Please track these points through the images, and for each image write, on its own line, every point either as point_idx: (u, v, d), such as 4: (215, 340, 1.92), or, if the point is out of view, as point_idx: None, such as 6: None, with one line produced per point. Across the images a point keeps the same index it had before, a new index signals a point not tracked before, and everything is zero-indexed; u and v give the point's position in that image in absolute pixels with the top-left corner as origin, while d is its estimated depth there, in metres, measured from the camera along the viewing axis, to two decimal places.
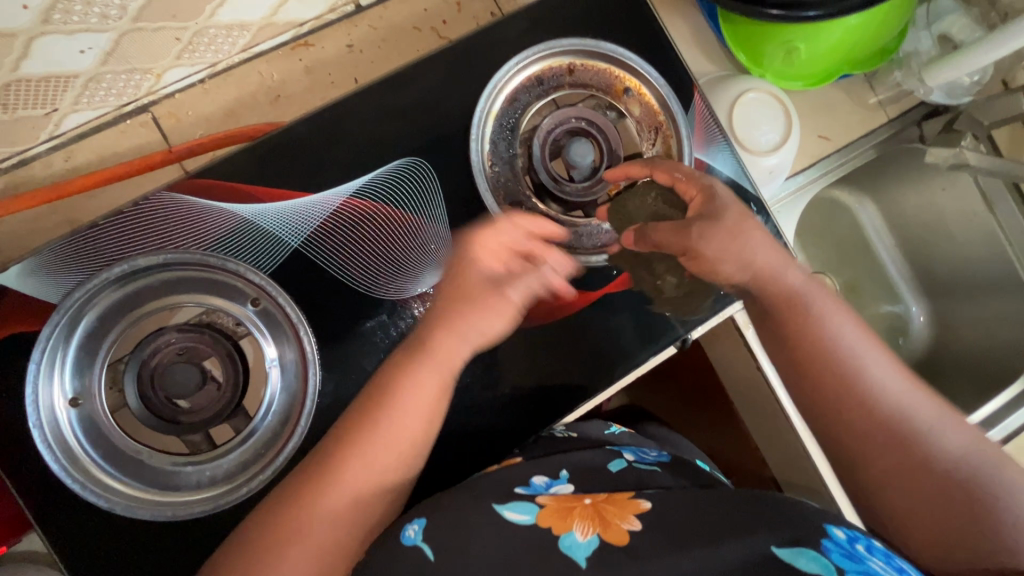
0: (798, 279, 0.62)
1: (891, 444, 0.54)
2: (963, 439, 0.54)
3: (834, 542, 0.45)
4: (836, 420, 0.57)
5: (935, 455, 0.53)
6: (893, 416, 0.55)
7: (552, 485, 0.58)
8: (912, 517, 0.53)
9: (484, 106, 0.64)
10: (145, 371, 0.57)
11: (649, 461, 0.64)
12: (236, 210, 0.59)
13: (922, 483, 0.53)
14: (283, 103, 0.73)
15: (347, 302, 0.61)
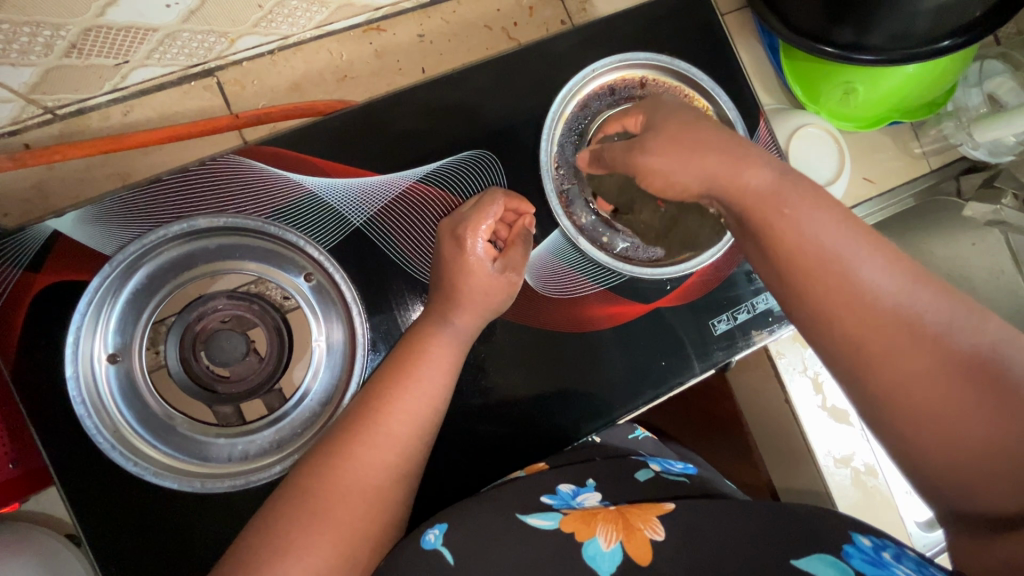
0: (749, 178, 0.45)
1: (902, 378, 0.38)
2: (1005, 347, 0.37)
3: (856, 548, 0.40)
4: (850, 355, 0.40)
5: (1001, 387, 0.36)
6: (915, 334, 0.38)
7: (579, 494, 0.53)
8: (979, 477, 0.36)
9: (557, 108, 0.65)
10: (188, 334, 0.56)
11: (676, 473, 0.60)
12: (302, 181, 0.58)
13: (989, 425, 0.35)
14: (349, 84, 0.73)
15: (400, 287, 0.59)
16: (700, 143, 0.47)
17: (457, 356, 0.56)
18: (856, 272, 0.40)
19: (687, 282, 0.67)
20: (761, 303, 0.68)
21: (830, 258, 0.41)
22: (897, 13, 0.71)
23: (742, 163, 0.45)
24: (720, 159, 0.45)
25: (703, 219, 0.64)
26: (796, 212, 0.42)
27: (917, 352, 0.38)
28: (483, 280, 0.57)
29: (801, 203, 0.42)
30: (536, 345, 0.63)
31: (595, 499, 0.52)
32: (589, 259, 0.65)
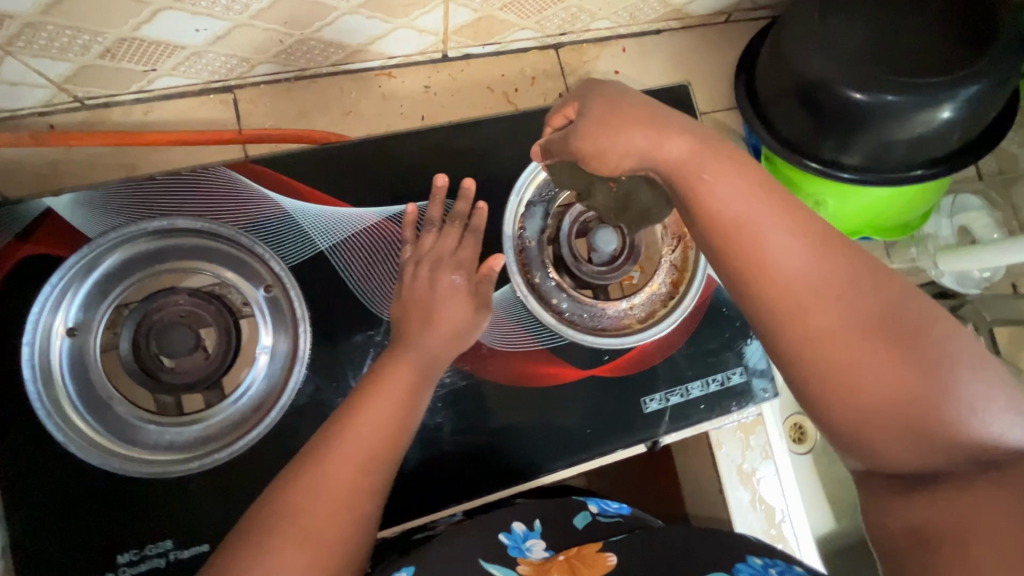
0: (677, 152, 0.44)
1: (817, 332, 0.38)
2: (905, 302, 0.38)
3: (747, 565, 0.48)
4: (771, 310, 0.39)
5: (904, 342, 0.37)
6: (827, 288, 0.38)
7: (528, 538, 0.56)
8: (878, 428, 0.37)
9: (531, 173, 0.70)
10: (144, 322, 0.60)
11: (612, 514, 0.62)
12: (281, 201, 0.63)
13: (892, 377, 0.36)
14: (352, 119, 0.79)
15: (351, 313, 0.63)
16: (634, 125, 0.46)
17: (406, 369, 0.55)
18: (772, 236, 0.39)
19: (626, 356, 0.69)
20: (695, 390, 0.70)
21: (748, 216, 0.40)
22: (872, 135, 0.74)
23: (669, 139, 0.45)
24: (652, 136, 0.45)
25: (655, 195, 0.57)
26: (718, 182, 0.42)
27: (828, 305, 0.38)
28: (448, 323, 0.58)
29: (722, 172, 0.42)
30: (468, 390, 0.65)
31: (542, 547, 0.55)
32: (536, 318, 0.68)
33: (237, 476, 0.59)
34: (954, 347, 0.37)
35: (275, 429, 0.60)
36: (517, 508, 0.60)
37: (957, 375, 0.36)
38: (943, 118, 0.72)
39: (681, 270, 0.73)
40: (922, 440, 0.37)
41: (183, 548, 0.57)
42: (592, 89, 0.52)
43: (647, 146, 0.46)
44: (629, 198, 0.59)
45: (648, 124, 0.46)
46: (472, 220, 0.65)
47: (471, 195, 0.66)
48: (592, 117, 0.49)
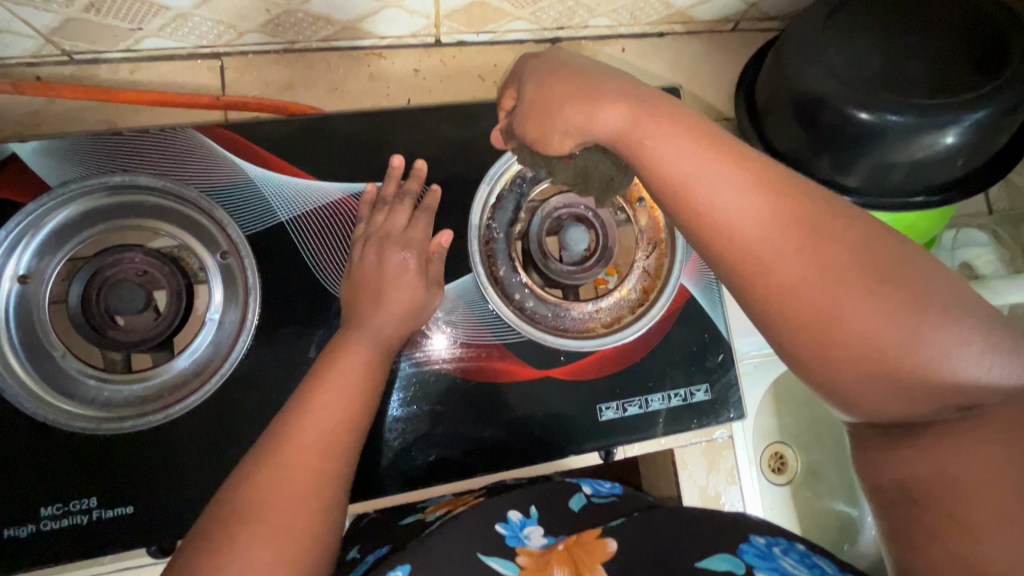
0: (614, 122, 0.43)
1: (791, 281, 0.36)
2: (878, 239, 0.36)
3: (751, 545, 0.46)
4: (739, 265, 0.38)
5: (881, 282, 0.35)
6: (794, 234, 0.36)
7: (525, 526, 0.54)
8: (861, 380, 0.35)
9: (504, 164, 0.68)
10: (97, 276, 0.59)
11: (605, 494, 0.63)
12: (247, 168, 0.62)
13: (873, 322, 0.34)
14: (337, 96, 0.78)
15: (306, 288, 0.62)
16: (573, 99, 0.46)
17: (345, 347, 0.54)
18: (721, 196, 0.38)
19: (586, 360, 0.67)
20: (656, 402, 0.68)
21: (703, 173, 0.38)
22: (872, 157, 0.70)
23: (604, 108, 0.44)
24: (585, 112, 0.45)
25: (613, 164, 0.56)
26: (662, 145, 0.40)
27: (797, 250, 0.36)
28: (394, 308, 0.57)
29: (664, 135, 0.41)
30: (417, 377, 0.64)
31: (540, 535, 0.53)
32: (496, 312, 0.66)
33: (172, 440, 0.58)
34: (935, 284, 0.35)
35: (216, 397, 0.59)
36: (510, 497, 0.58)
37: (939, 313, 0.34)
38: (947, 144, 0.67)
39: (653, 277, 0.71)
40: (906, 388, 0.35)
41: (107, 507, 0.56)
42: (528, 68, 0.52)
43: (587, 125, 0.45)
44: (587, 168, 0.57)
45: (578, 102, 0.45)
46: (425, 198, 0.64)
47: (423, 176, 0.66)
48: (533, 101, 0.49)
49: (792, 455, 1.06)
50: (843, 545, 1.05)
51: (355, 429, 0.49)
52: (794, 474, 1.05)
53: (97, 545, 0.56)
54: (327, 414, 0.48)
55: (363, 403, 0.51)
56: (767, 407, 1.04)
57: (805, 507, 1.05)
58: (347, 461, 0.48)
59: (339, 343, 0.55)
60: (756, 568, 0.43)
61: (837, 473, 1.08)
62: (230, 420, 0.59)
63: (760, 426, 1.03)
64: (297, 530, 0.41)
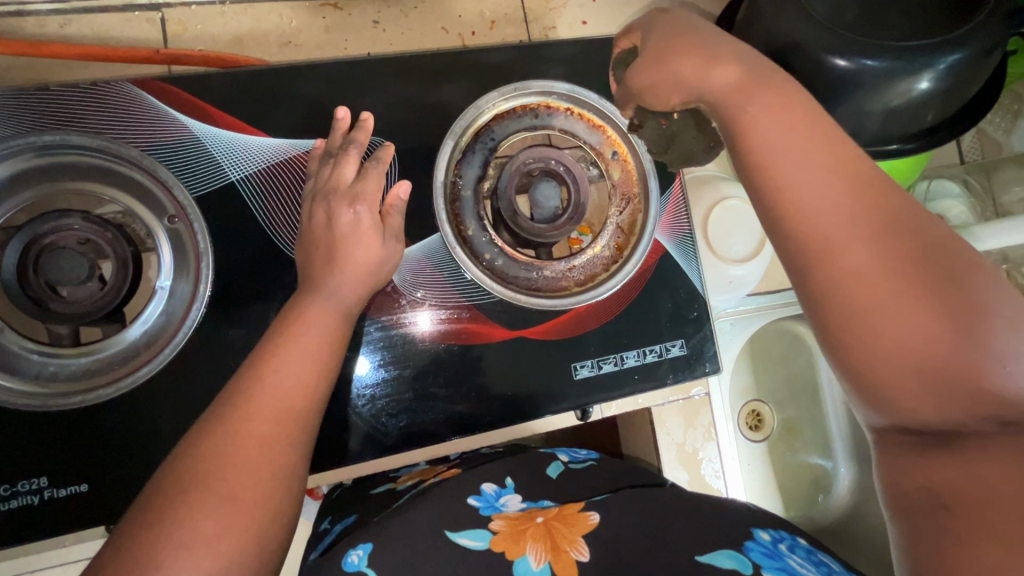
0: (723, 83, 0.46)
1: (846, 269, 0.38)
2: (949, 250, 0.37)
3: (756, 543, 0.43)
4: (801, 251, 0.40)
5: (939, 288, 0.36)
6: (864, 231, 0.38)
7: (501, 496, 0.53)
8: (902, 377, 0.37)
9: (470, 116, 0.65)
10: (32, 245, 0.55)
11: (581, 461, 0.63)
12: (188, 123, 0.58)
13: (922, 319, 0.36)
14: (292, 51, 0.72)
15: (262, 252, 0.59)
16: (686, 52, 0.49)
17: (301, 314, 0.51)
18: (804, 181, 0.40)
19: (560, 318, 0.66)
20: (631, 359, 0.67)
21: (793, 154, 0.41)
22: (846, 106, 0.68)
23: (715, 70, 0.46)
24: (698, 67, 0.47)
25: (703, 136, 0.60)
26: (762, 117, 0.43)
27: (861, 247, 0.38)
28: (355, 269, 0.54)
29: (769, 107, 0.42)
30: (383, 341, 0.61)
31: (518, 501, 0.52)
32: (467, 276, 0.64)
33: (125, 416, 0.55)
34: (992, 295, 0.36)
35: (169, 369, 0.57)
36: (485, 469, 0.57)
37: (997, 324, 0.35)
38: (921, 90, 0.66)
39: (627, 232, 0.69)
40: (949, 392, 0.36)
41: (60, 486, 0.54)
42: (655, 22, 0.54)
43: (698, 78, 0.47)
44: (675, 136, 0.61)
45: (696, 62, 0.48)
46: (378, 151, 0.60)
47: (370, 127, 0.60)
48: (650, 49, 0.52)
49: (769, 412, 1.09)
50: (817, 497, 1.07)
51: (311, 396, 0.48)
52: (770, 429, 1.08)
53: (50, 526, 0.53)
54: (281, 379, 0.46)
55: (321, 368, 0.49)
56: (744, 365, 1.06)
57: (780, 462, 1.08)
58: (304, 426, 0.46)
59: (296, 308, 0.52)
60: (764, 568, 0.40)
61: (815, 429, 1.10)
62: (187, 393, 0.57)
63: (736, 384, 1.05)
64: (244, 498, 0.40)
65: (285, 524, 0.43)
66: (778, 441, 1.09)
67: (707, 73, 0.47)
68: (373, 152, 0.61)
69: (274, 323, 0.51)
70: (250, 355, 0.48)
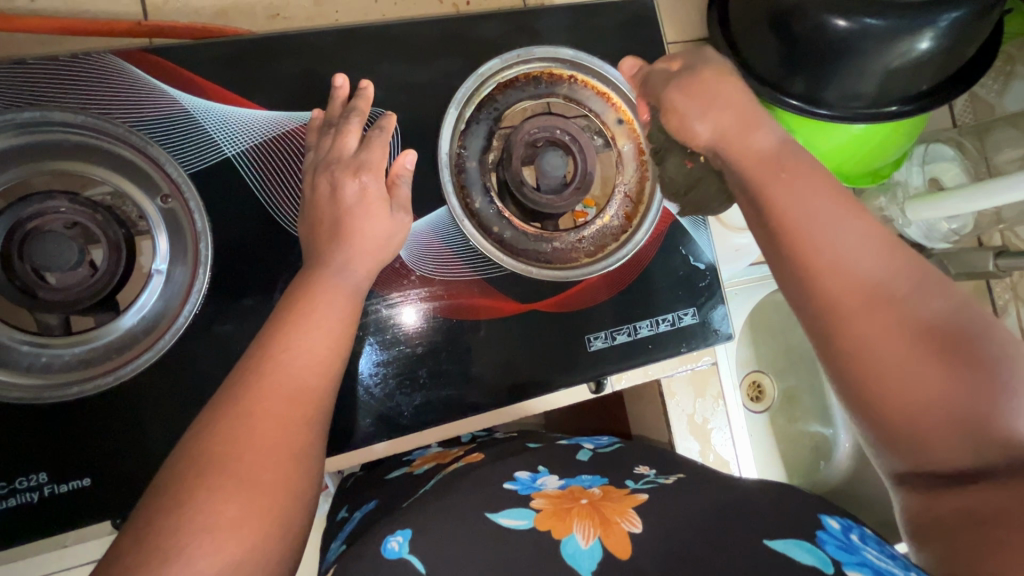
0: (753, 135, 0.48)
1: (873, 327, 0.40)
2: (962, 314, 0.40)
3: (828, 534, 0.40)
4: (826, 302, 0.41)
5: (954, 353, 0.38)
6: (882, 300, 0.40)
7: (537, 478, 0.52)
8: (926, 429, 0.39)
9: (472, 86, 0.63)
10: (17, 230, 0.52)
11: (608, 446, 0.62)
12: (177, 96, 0.55)
13: (940, 375, 0.38)
14: (280, 23, 0.69)
15: (264, 232, 0.57)
16: (724, 104, 0.49)
17: (311, 296, 0.48)
18: (835, 239, 0.41)
19: (572, 290, 0.65)
20: (644, 329, 0.66)
21: (822, 213, 0.42)
22: (847, 67, 0.68)
23: (748, 123, 0.48)
24: (734, 117, 0.49)
25: (722, 188, 0.58)
26: (794, 176, 0.44)
27: (878, 308, 0.40)
28: (365, 246, 0.53)
29: (797, 168, 0.44)
30: (393, 319, 0.60)
31: (555, 480, 0.51)
32: (477, 250, 0.62)
33: (126, 406, 0.53)
34: (1001, 351, 0.39)
35: (171, 356, 0.54)
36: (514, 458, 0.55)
37: (1005, 378, 0.38)
38: (921, 50, 0.66)
39: (636, 202, 0.68)
40: (974, 442, 0.38)
41: (61, 482, 0.51)
42: (699, 64, 0.53)
43: (730, 128, 0.48)
44: (698, 183, 0.60)
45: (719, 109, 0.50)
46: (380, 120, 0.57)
47: (371, 96, 0.58)
48: (699, 76, 0.52)
49: (770, 383, 1.10)
50: (820, 464, 1.09)
51: (326, 375, 0.46)
52: (771, 401, 1.08)
53: (52, 523, 0.51)
54: (293, 358, 0.44)
55: (336, 346, 0.47)
56: (745, 337, 1.06)
57: (782, 432, 1.08)
58: (321, 406, 0.44)
59: (304, 285, 0.49)
60: (846, 566, 0.36)
61: (811, 398, 1.13)
62: (190, 379, 0.54)
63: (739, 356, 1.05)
64: (265, 483, 0.38)
65: (308, 506, 0.41)
66: (779, 412, 1.09)
67: (747, 129, 0.48)
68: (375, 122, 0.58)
69: (283, 304, 0.48)
70: (263, 335, 0.46)
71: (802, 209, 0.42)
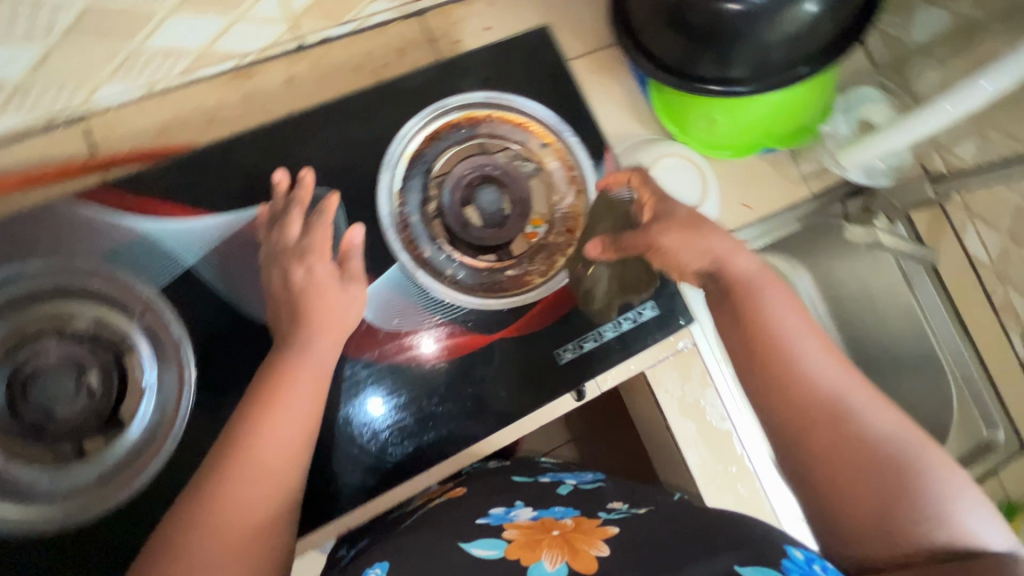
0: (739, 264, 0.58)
1: (832, 436, 0.49)
2: (901, 435, 0.48)
3: (792, 562, 0.42)
4: (797, 404, 0.51)
5: (887, 467, 0.47)
6: (837, 411, 0.50)
7: (511, 511, 0.54)
8: (856, 526, 0.47)
9: (398, 147, 0.67)
10: (18, 376, 0.57)
11: (591, 482, 0.61)
12: (135, 223, 0.60)
13: (872, 483, 0.47)
14: (216, 127, 0.74)
15: (236, 326, 0.61)
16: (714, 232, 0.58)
17: (281, 380, 0.53)
18: (806, 356, 0.52)
19: (533, 311, 0.69)
20: (608, 331, 0.70)
21: (796, 334, 0.53)
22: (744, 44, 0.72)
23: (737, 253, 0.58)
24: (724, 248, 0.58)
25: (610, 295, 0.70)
26: (777, 301, 0.55)
27: (834, 414, 0.49)
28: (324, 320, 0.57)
29: (780, 297, 0.55)
30: (374, 375, 0.64)
31: (527, 512, 0.53)
32: (436, 296, 0.66)
33: (145, 511, 0.58)
34: (930, 484, 0.46)
35: (176, 457, 0.59)
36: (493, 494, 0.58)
37: (929, 500, 0.45)
38: (809, 12, 0.70)
39: (575, 215, 0.72)
40: (891, 543, 0.45)
41: None
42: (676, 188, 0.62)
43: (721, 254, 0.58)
44: (604, 280, 0.70)
45: (682, 225, 0.58)
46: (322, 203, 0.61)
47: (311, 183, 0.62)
48: (678, 218, 0.58)
49: None
50: None
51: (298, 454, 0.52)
52: None
53: None
54: (267, 446, 0.50)
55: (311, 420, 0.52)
56: None
57: None
58: None
59: (273, 371, 0.54)
60: None
61: None
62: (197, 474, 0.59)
63: None
64: None
65: None
66: None
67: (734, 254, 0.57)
68: (318, 204, 0.62)
69: (256, 389, 0.53)
70: (240, 422, 0.51)
71: (779, 324, 0.54)
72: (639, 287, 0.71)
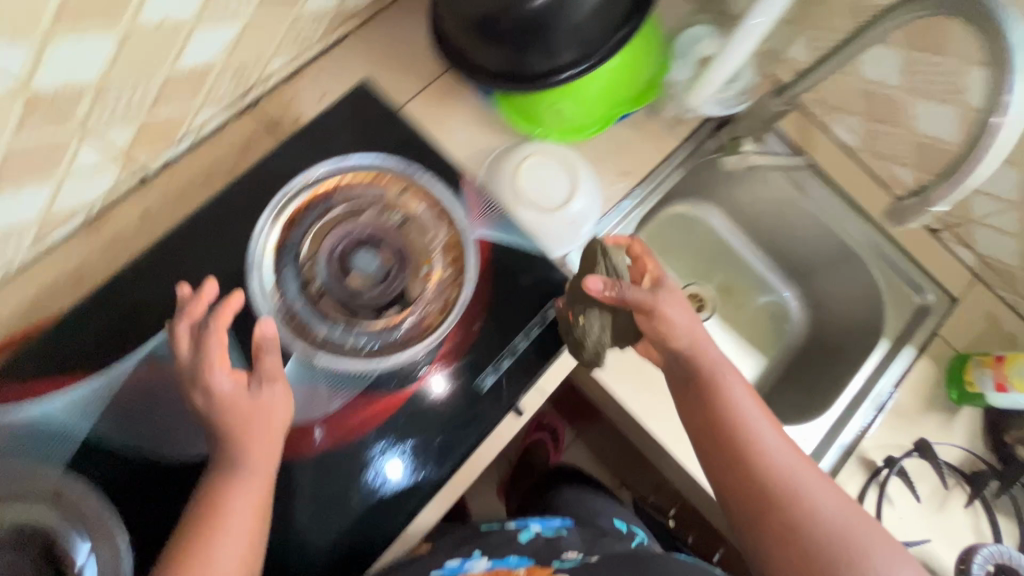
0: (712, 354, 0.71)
1: (795, 499, 0.64)
2: (854, 525, 0.63)
3: None
4: (765, 472, 0.65)
5: (842, 542, 0.61)
6: (795, 481, 0.65)
7: (466, 562, 0.67)
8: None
9: (259, 245, 0.69)
10: None
11: (553, 528, 0.74)
12: (22, 409, 0.63)
13: (828, 546, 0.61)
14: (87, 284, 0.74)
15: (154, 467, 0.64)
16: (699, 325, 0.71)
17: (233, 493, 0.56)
18: (766, 436, 0.68)
19: (443, 350, 0.71)
20: (520, 343, 0.72)
21: (755, 416, 0.69)
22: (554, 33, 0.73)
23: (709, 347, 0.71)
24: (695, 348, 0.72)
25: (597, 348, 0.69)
26: (735, 387, 0.70)
27: (790, 479, 0.65)
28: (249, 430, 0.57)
29: (745, 391, 0.70)
30: (312, 465, 0.65)
31: (481, 561, 0.67)
32: (345, 370, 0.68)
33: None
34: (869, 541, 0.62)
35: None
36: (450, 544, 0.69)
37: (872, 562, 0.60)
38: None
39: (453, 247, 0.73)
40: None
41: None
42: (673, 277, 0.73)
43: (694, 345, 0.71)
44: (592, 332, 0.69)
45: (679, 306, 0.69)
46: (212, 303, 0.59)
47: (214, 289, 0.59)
48: (675, 297, 0.70)
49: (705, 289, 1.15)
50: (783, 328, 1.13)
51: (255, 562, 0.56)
52: (713, 301, 1.14)
53: None
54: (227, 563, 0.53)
55: None
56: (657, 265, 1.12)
57: (737, 319, 1.13)
58: None
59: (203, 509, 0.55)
60: None
61: (746, 277, 1.16)
62: None
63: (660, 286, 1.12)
64: None
65: None
66: (724, 307, 1.14)
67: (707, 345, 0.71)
68: (216, 307, 0.59)
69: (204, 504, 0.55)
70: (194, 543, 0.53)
71: (737, 409, 0.68)
72: (626, 335, 0.72)
